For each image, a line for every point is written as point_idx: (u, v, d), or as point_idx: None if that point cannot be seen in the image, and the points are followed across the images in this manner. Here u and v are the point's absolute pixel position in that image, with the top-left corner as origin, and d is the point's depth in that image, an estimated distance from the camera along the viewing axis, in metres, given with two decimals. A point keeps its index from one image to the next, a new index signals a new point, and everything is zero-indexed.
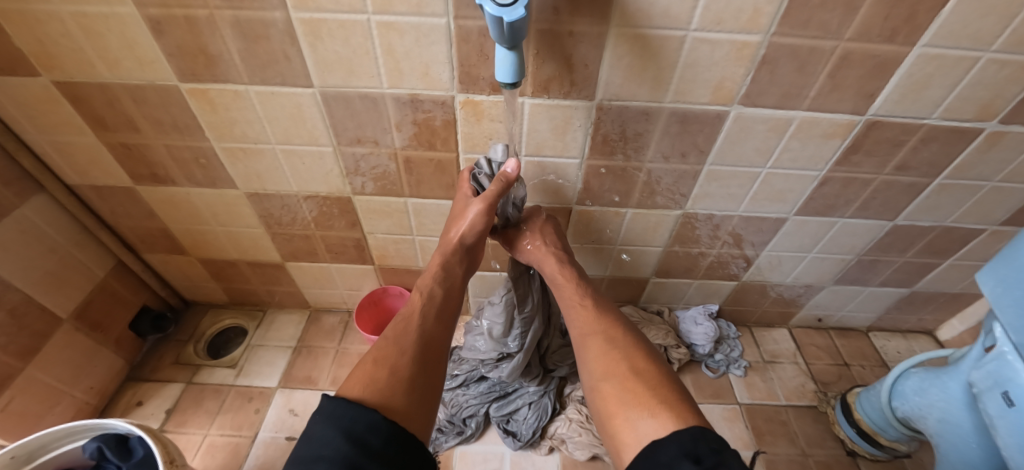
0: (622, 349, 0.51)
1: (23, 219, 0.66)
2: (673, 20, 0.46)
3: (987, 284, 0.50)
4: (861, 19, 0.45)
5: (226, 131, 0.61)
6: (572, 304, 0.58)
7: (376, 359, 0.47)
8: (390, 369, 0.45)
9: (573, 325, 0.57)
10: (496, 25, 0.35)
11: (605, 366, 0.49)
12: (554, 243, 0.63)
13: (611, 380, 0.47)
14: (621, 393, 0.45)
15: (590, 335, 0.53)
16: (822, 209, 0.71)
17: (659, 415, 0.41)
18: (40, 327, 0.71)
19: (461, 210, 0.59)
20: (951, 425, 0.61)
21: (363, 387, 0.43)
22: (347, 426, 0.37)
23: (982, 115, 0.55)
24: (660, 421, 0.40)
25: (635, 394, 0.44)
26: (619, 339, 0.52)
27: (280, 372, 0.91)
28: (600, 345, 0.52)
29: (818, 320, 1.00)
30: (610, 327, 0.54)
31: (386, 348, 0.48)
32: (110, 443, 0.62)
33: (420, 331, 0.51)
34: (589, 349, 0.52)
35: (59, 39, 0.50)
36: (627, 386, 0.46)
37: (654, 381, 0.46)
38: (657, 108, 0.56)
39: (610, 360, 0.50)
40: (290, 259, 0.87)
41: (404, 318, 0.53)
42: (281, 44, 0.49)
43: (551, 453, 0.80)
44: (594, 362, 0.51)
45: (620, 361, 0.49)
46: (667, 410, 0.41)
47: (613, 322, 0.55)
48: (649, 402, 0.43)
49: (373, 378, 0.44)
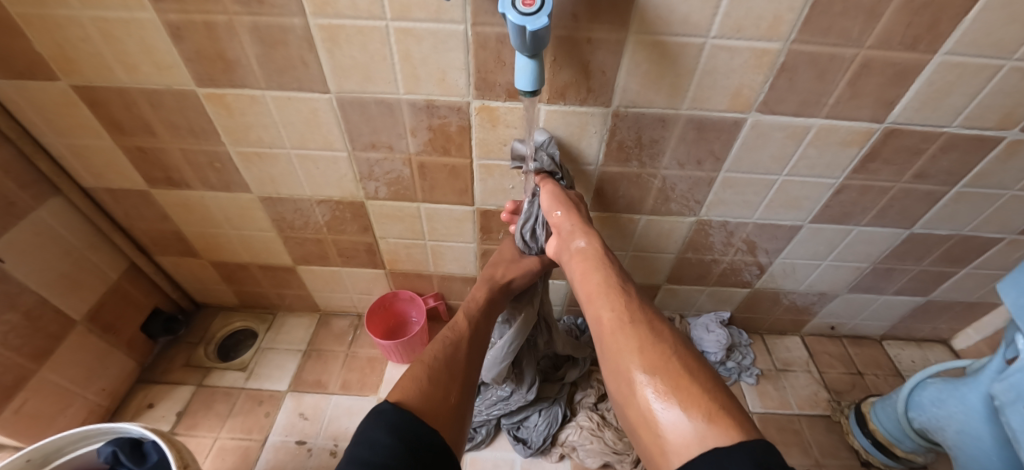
0: (669, 343, 0.41)
1: (39, 222, 0.66)
2: (693, 27, 0.45)
3: (1010, 295, 0.49)
4: (883, 27, 0.44)
5: (242, 136, 0.61)
6: (608, 288, 0.48)
7: (428, 381, 0.45)
8: (443, 392, 0.44)
9: (603, 309, 0.46)
10: (518, 34, 0.35)
11: (649, 358, 0.39)
12: (572, 203, 0.59)
13: (659, 373, 0.38)
14: (671, 391, 0.36)
15: (630, 323, 0.43)
16: (838, 216, 0.70)
17: (719, 422, 0.32)
18: (54, 330, 0.71)
19: (510, 260, 0.66)
20: (969, 437, 0.60)
21: (415, 401, 0.42)
22: (409, 439, 0.36)
23: (1003, 123, 0.54)
24: (721, 430, 0.32)
25: (688, 395, 0.35)
26: (665, 332, 0.42)
27: (290, 376, 0.91)
28: (643, 335, 0.42)
29: (831, 327, 0.99)
30: (652, 319, 0.44)
31: (435, 367, 0.47)
32: (124, 448, 0.62)
33: (462, 359, 0.51)
34: (625, 339, 0.42)
35: (79, 44, 0.50)
36: (678, 384, 0.36)
37: (709, 383, 0.36)
38: (673, 115, 0.55)
39: (654, 353, 0.39)
40: (301, 263, 0.87)
41: (451, 342, 0.52)
42: (299, 50, 0.49)
43: (562, 461, 0.79)
44: (634, 351, 0.40)
45: (668, 355, 0.39)
46: (725, 416, 0.33)
47: (654, 314, 0.45)
48: (707, 406, 0.34)
49: (427, 395, 0.43)
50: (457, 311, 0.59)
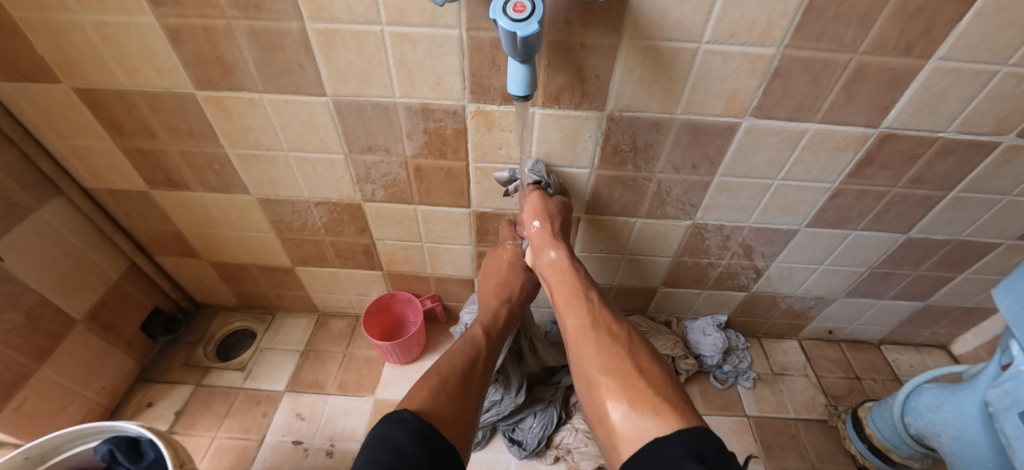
0: (626, 345, 0.44)
1: (41, 222, 0.67)
2: (686, 33, 0.46)
3: (1004, 301, 0.49)
4: (875, 33, 0.45)
5: (241, 138, 0.62)
6: (574, 297, 0.51)
7: (445, 390, 0.46)
8: (457, 401, 0.46)
9: (569, 318, 0.49)
10: (509, 39, 0.36)
11: (604, 360, 0.42)
12: (552, 213, 0.59)
13: (611, 374, 0.40)
14: (623, 388, 0.38)
15: (591, 328, 0.46)
16: (835, 221, 0.70)
17: (662, 414, 0.35)
18: (56, 328, 0.72)
19: (511, 271, 0.66)
20: (965, 443, 0.60)
21: (441, 408, 0.43)
22: (431, 449, 0.37)
23: (1000, 128, 0.54)
24: (663, 420, 0.34)
25: (637, 391, 0.38)
26: (623, 334, 0.45)
27: (288, 376, 0.92)
28: (600, 339, 0.44)
29: (829, 331, 0.99)
30: (612, 323, 0.47)
31: (451, 381, 0.48)
32: (121, 446, 0.63)
33: (476, 375, 0.52)
34: (585, 345, 0.45)
35: (81, 47, 0.51)
36: (629, 381, 0.39)
37: (658, 380, 0.39)
38: (668, 119, 0.56)
39: (610, 355, 0.42)
40: (300, 264, 0.87)
41: (469, 358, 0.54)
42: (296, 54, 0.50)
43: (556, 463, 0.80)
44: (593, 354, 0.43)
45: (622, 356, 0.42)
46: (669, 408, 0.35)
47: (614, 318, 0.48)
48: (653, 400, 0.36)
49: (446, 403, 0.44)
50: (473, 325, 0.60)
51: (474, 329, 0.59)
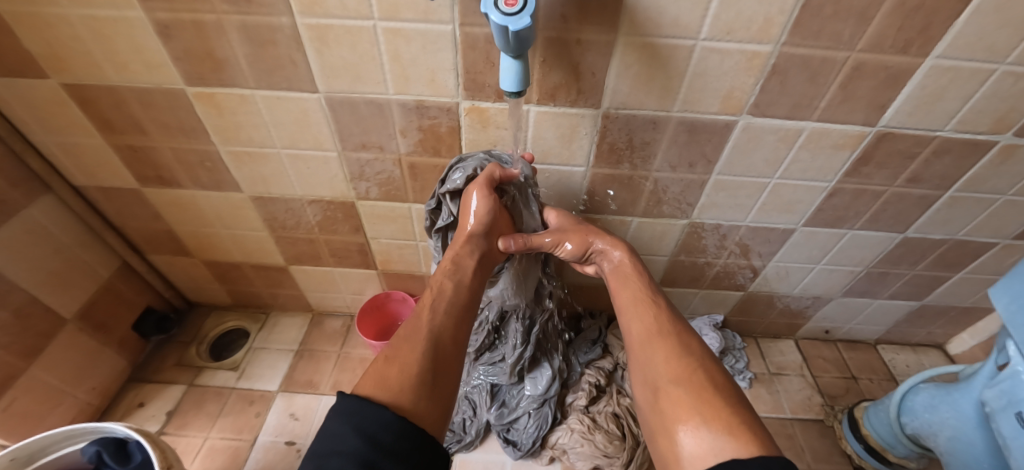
0: (696, 357, 0.44)
1: (30, 220, 0.66)
2: (682, 29, 0.45)
3: (1002, 300, 0.49)
4: (874, 30, 0.44)
5: (232, 136, 0.61)
6: (636, 300, 0.53)
7: (387, 359, 0.43)
8: (402, 368, 0.42)
9: (633, 322, 0.50)
10: (501, 34, 0.35)
11: (675, 371, 0.43)
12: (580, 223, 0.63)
13: (682, 386, 0.41)
14: (694, 401, 0.39)
15: (658, 336, 0.47)
16: (832, 220, 0.70)
17: (740, 436, 0.34)
18: (45, 328, 0.71)
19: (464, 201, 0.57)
20: (963, 443, 0.60)
21: (384, 390, 0.39)
22: (358, 423, 0.35)
23: (997, 127, 0.54)
24: (741, 442, 0.34)
25: (710, 407, 0.38)
26: (692, 346, 0.45)
27: (281, 376, 0.91)
28: (669, 348, 0.45)
29: (825, 331, 0.99)
30: (681, 333, 0.47)
31: (398, 346, 0.45)
32: (109, 448, 0.62)
33: (431, 327, 0.47)
34: (654, 350, 0.46)
35: (69, 42, 0.50)
36: (701, 396, 0.39)
37: (733, 400, 0.39)
38: (665, 117, 0.55)
39: (681, 367, 0.43)
40: (294, 263, 0.87)
41: (415, 316, 0.49)
42: (288, 50, 0.49)
43: (552, 463, 0.80)
44: (662, 362, 0.44)
45: (693, 369, 0.42)
46: (749, 434, 0.34)
47: (683, 328, 0.48)
48: (729, 420, 0.36)
49: (390, 381, 0.40)
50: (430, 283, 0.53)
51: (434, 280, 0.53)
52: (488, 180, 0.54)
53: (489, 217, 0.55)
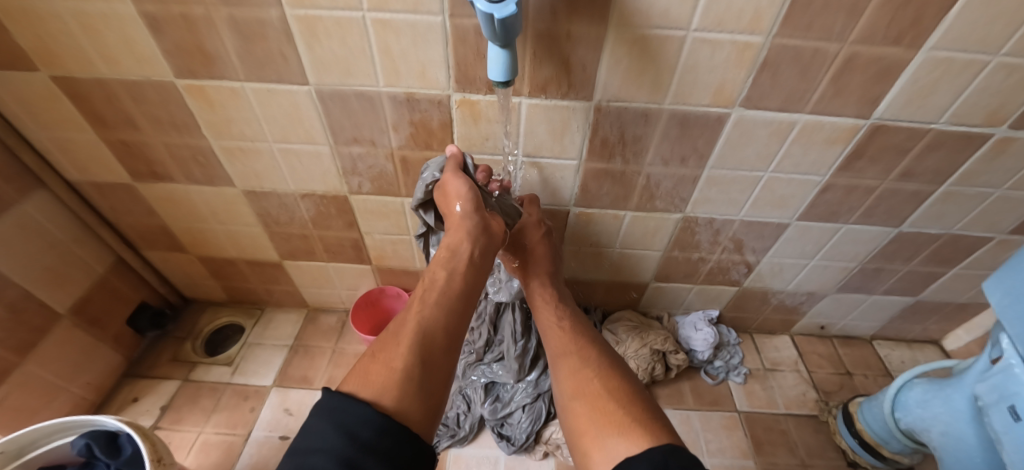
0: (594, 366, 0.51)
1: (23, 215, 0.66)
2: (673, 21, 0.45)
3: (995, 294, 0.49)
4: (866, 22, 0.44)
5: (224, 130, 0.61)
6: (549, 325, 0.60)
7: (373, 353, 0.44)
8: (386, 364, 0.42)
9: (550, 345, 0.58)
10: (487, 22, 0.35)
11: (577, 385, 0.49)
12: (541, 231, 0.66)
13: (584, 398, 0.47)
14: (593, 412, 0.45)
15: (566, 356, 0.54)
16: (826, 215, 0.70)
17: (630, 433, 0.41)
18: (39, 322, 0.71)
19: (442, 194, 0.57)
20: (955, 438, 0.60)
21: (368, 386, 0.39)
22: (338, 419, 0.35)
23: (991, 121, 0.54)
24: (630, 438, 0.40)
25: (605, 413, 0.44)
26: (592, 357, 0.53)
27: (276, 372, 0.91)
28: (573, 364, 0.52)
29: (821, 327, 0.99)
30: (585, 346, 0.54)
31: (383, 342, 0.45)
32: (98, 440, 0.62)
33: (419, 322, 0.47)
34: (562, 368, 0.53)
35: (59, 35, 0.50)
36: (598, 405, 0.45)
37: (625, 400, 0.45)
38: (656, 110, 0.55)
39: (583, 379, 0.49)
40: (288, 258, 0.87)
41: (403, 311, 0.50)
42: (278, 43, 0.49)
43: (546, 458, 0.80)
44: (569, 381, 0.51)
45: (592, 380, 0.49)
46: (638, 427, 0.41)
47: (587, 342, 0.55)
48: (620, 420, 0.43)
49: (374, 377, 0.40)
50: (428, 277, 0.53)
51: (433, 272, 0.53)
52: (455, 163, 0.56)
53: (471, 192, 0.54)
